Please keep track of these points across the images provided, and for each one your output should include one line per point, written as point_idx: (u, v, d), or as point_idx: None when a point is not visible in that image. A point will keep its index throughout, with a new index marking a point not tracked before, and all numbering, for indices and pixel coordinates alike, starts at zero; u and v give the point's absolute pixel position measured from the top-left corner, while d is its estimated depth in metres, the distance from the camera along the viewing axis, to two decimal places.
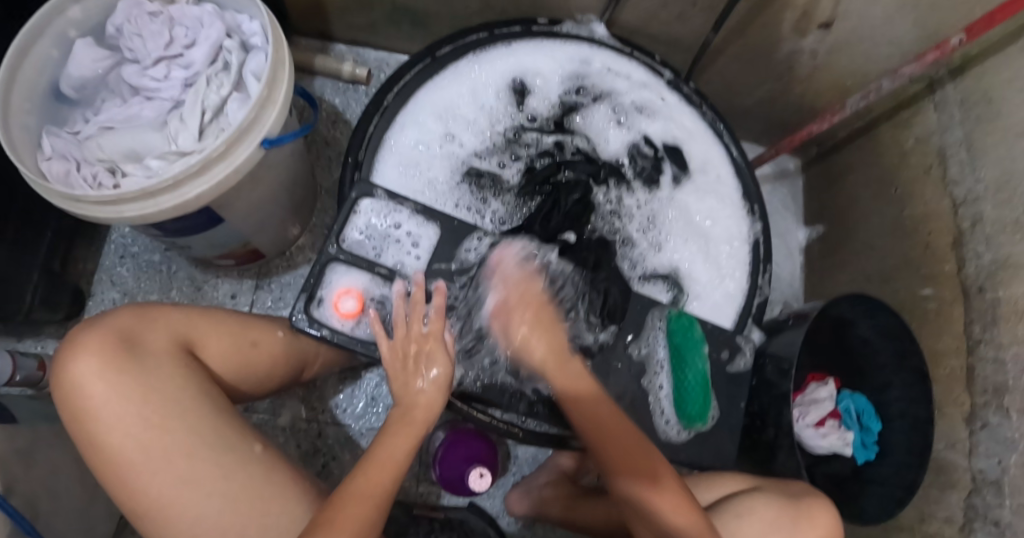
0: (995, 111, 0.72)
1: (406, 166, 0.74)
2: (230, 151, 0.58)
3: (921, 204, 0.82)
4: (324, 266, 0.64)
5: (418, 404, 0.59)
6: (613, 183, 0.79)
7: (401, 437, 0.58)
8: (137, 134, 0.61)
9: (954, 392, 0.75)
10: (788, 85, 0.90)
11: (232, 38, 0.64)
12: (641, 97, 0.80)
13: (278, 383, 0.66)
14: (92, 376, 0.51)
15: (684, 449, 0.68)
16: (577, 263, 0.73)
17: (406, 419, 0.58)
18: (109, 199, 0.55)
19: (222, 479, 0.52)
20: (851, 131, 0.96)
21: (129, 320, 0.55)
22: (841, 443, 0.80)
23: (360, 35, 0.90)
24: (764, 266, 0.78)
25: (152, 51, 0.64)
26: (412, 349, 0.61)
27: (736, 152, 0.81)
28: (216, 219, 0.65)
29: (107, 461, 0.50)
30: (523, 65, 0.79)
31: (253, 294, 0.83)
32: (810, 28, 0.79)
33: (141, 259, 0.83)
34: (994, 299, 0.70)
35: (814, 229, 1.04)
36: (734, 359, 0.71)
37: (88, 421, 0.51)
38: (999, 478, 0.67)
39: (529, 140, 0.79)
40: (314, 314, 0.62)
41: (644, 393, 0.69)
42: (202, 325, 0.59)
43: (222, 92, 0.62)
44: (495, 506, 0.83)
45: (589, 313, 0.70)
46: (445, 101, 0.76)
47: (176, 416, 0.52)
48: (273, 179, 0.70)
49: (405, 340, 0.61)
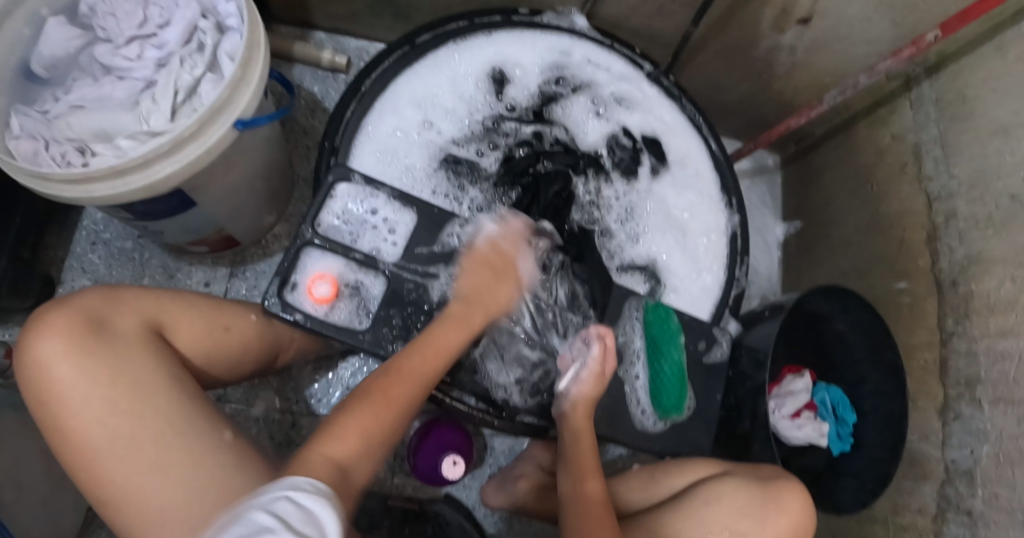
0: (969, 108, 0.73)
1: (382, 152, 0.73)
2: (203, 131, 0.58)
3: (896, 200, 0.83)
4: (299, 250, 0.63)
5: (480, 308, 0.64)
6: (592, 174, 0.79)
7: (454, 331, 0.61)
8: (108, 113, 0.60)
9: (928, 385, 0.76)
10: (768, 81, 0.91)
11: (208, 19, 0.63)
12: (620, 89, 0.80)
13: (253, 368, 0.65)
14: (57, 358, 0.50)
15: (660, 439, 0.68)
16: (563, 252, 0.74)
17: (463, 312, 0.62)
18: (77, 178, 0.55)
19: (190, 466, 0.50)
20: (828, 128, 0.97)
21: (97, 302, 0.54)
22: (816, 434, 0.80)
23: (339, 23, 0.90)
24: (741, 259, 0.79)
25: (124, 30, 0.63)
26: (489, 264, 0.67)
27: (715, 145, 0.80)
28: (188, 202, 0.64)
29: (72, 444, 0.49)
30: (502, 55, 0.79)
31: (227, 282, 0.82)
32: (789, 24, 0.80)
33: (113, 246, 0.81)
34: (967, 293, 0.71)
35: (792, 225, 1.05)
36: (711, 350, 0.71)
37: (52, 405, 0.50)
38: (971, 468, 0.68)
39: (508, 130, 0.78)
40: (287, 299, 0.62)
41: (621, 383, 0.70)
42: (172, 308, 0.58)
43: (195, 72, 0.61)
44: (471, 497, 0.82)
45: (571, 311, 0.71)
46: (425, 89, 0.76)
47: (142, 400, 0.51)
48: (247, 163, 0.68)
49: (494, 253, 0.68)
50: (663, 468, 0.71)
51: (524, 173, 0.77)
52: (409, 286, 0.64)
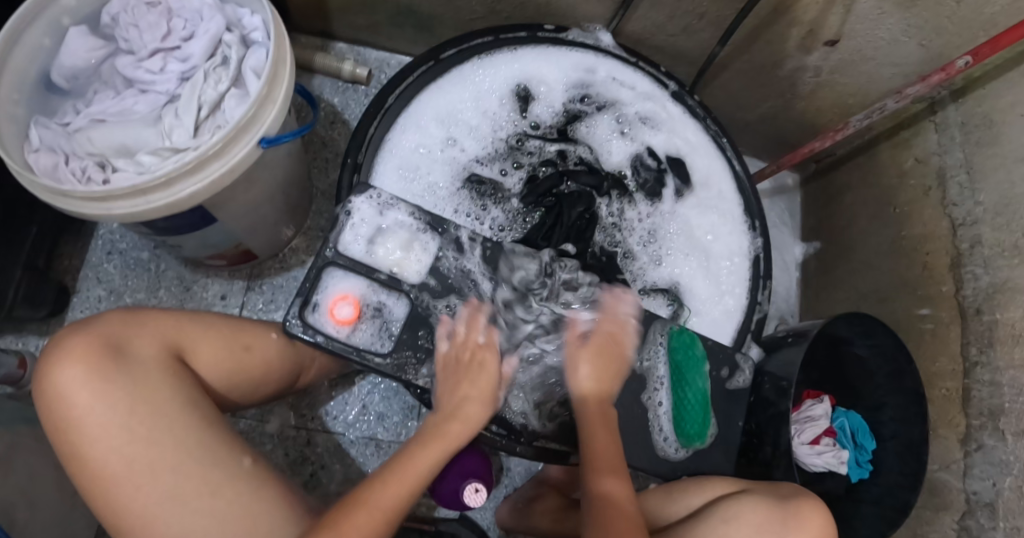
0: (996, 134, 0.72)
1: (405, 169, 0.72)
2: (227, 149, 0.56)
3: (919, 225, 0.82)
4: (321, 270, 0.62)
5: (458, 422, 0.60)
6: (616, 195, 0.79)
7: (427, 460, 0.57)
8: (130, 129, 0.59)
9: (950, 413, 0.75)
10: (791, 101, 0.90)
11: (233, 32, 0.62)
12: (645, 108, 0.80)
13: (274, 389, 0.64)
14: (75, 384, 0.49)
15: (681, 466, 0.68)
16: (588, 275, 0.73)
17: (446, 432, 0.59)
18: (99, 195, 0.53)
19: (212, 494, 0.49)
20: (850, 149, 0.96)
21: (116, 325, 0.53)
22: (836, 462, 0.79)
23: (360, 34, 0.89)
24: (765, 282, 0.77)
25: (148, 43, 0.62)
26: (607, 341, 0.66)
27: (739, 166, 0.80)
28: (208, 218, 0.63)
29: (90, 472, 0.48)
30: (528, 71, 0.78)
31: (243, 296, 0.81)
32: (816, 45, 0.79)
33: (129, 256, 0.80)
34: (991, 322, 0.70)
35: (810, 245, 1.04)
36: (733, 376, 0.70)
37: (70, 432, 0.49)
38: (993, 500, 0.68)
39: (532, 148, 0.78)
40: (309, 320, 0.61)
41: (644, 410, 0.68)
42: (192, 330, 0.57)
43: (219, 88, 0.60)
44: (485, 519, 0.82)
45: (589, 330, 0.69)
46: (450, 106, 0.75)
47: (163, 427, 0.50)
48: (269, 178, 0.67)
49: (465, 349, 0.63)
50: (676, 487, 0.68)
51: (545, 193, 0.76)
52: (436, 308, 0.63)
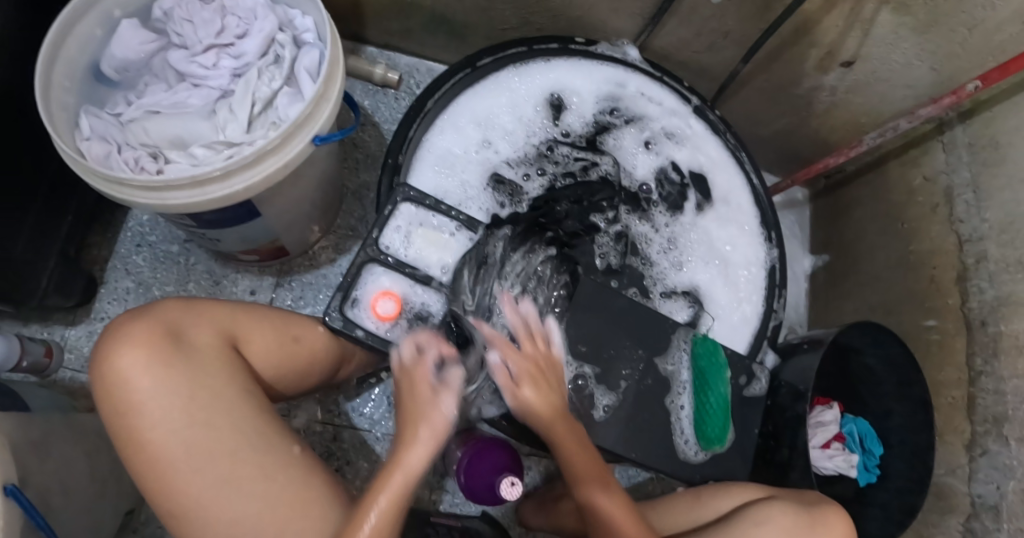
0: (1002, 156, 0.76)
1: (441, 166, 0.74)
2: (284, 144, 0.57)
3: (927, 239, 0.86)
4: (362, 267, 0.64)
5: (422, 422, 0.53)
6: (627, 211, 0.80)
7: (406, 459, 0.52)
8: (184, 121, 0.60)
9: (955, 420, 0.79)
10: (806, 118, 0.93)
11: (285, 32, 0.63)
12: (671, 123, 0.83)
13: (318, 380, 0.64)
14: (136, 369, 0.49)
15: (700, 469, 0.71)
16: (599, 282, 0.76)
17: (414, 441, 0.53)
18: (157, 185, 0.55)
19: (266, 481, 0.50)
20: (858, 166, 1.00)
21: (174, 313, 0.53)
22: (846, 465, 0.82)
23: (391, 38, 0.91)
24: (779, 291, 0.81)
25: (201, 38, 0.63)
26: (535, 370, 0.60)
27: (757, 180, 0.83)
28: (253, 212, 0.64)
29: (147, 457, 0.49)
30: (561, 82, 0.80)
31: (273, 292, 0.81)
32: (833, 66, 0.83)
33: (158, 249, 0.80)
34: (996, 333, 0.74)
35: (819, 258, 1.08)
36: (751, 384, 0.74)
37: (129, 416, 0.49)
38: (997, 503, 0.71)
39: (559, 156, 0.79)
40: (348, 315, 0.62)
41: (667, 413, 0.70)
42: (245, 319, 0.57)
43: (273, 85, 0.61)
44: (506, 516, 0.83)
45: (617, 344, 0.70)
46: (486, 110, 0.77)
47: (221, 415, 0.51)
48: (311, 175, 0.68)
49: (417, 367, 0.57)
50: (706, 491, 0.71)
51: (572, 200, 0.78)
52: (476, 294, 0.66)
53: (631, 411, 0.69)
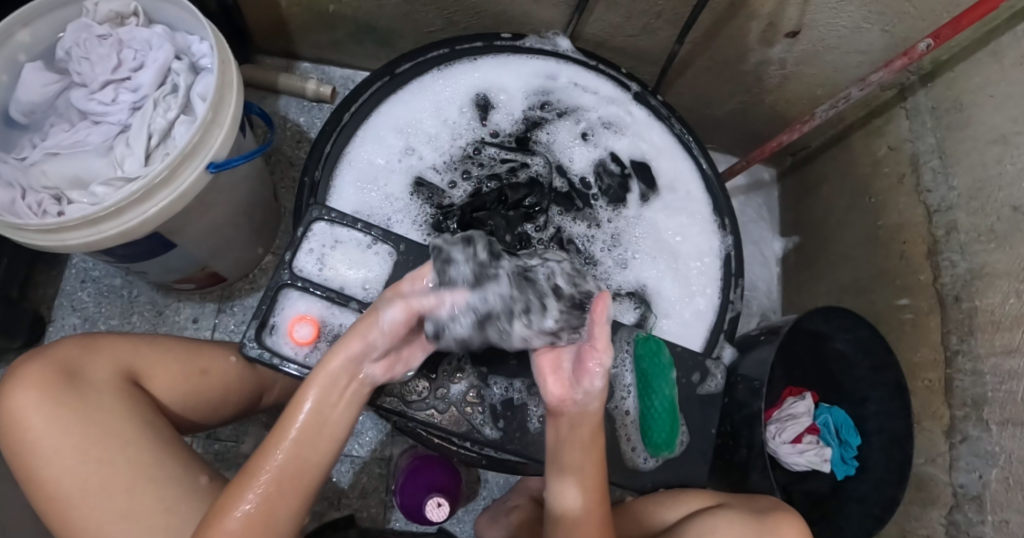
0: (967, 117, 0.70)
1: (363, 181, 0.72)
2: (175, 174, 0.57)
3: (894, 213, 0.80)
4: (277, 291, 0.62)
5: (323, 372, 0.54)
6: (562, 210, 0.77)
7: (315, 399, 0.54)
8: (83, 160, 0.60)
9: (933, 405, 0.73)
10: (758, 95, 0.89)
11: (182, 59, 0.63)
12: (608, 112, 0.79)
13: (237, 408, 0.64)
14: (30, 410, 0.51)
15: (651, 476, 0.66)
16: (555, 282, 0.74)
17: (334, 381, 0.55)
18: (52, 227, 0.54)
19: (163, 512, 0.51)
20: (824, 139, 0.95)
21: (73, 351, 0.54)
22: (819, 459, 0.78)
23: (323, 53, 0.90)
24: (736, 280, 0.76)
25: (99, 75, 0.63)
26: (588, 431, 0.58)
27: (707, 165, 0.79)
28: (167, 243, 0.64)
29: (46, 495, 0.50)
30: (488, 81, 0.78)
31: (215, 318, 0.82)
32: (777, 37, 0.78)
33: (102, 284, 0.82)
34: (970, 309, 0.68)
35: (790, 239, 1.03)
36: (705, 381, 0.67)
37: (27, 456, 0.51)
38: (980, 493, 0.65)
39: (487, 157, 0.77)
40: (266, 343, 0.60)
41: (612, 419, 0.68)
42: (150, 354, 0.58)
43: (169, 115, 0.60)
44: (465, 531, 0.82)
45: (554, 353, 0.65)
46: (409, 116, 0.75)
47: (115, 450, 0.51)
48: (228, 199, 0.68)
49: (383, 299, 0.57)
50: (653, 499, 0.68)
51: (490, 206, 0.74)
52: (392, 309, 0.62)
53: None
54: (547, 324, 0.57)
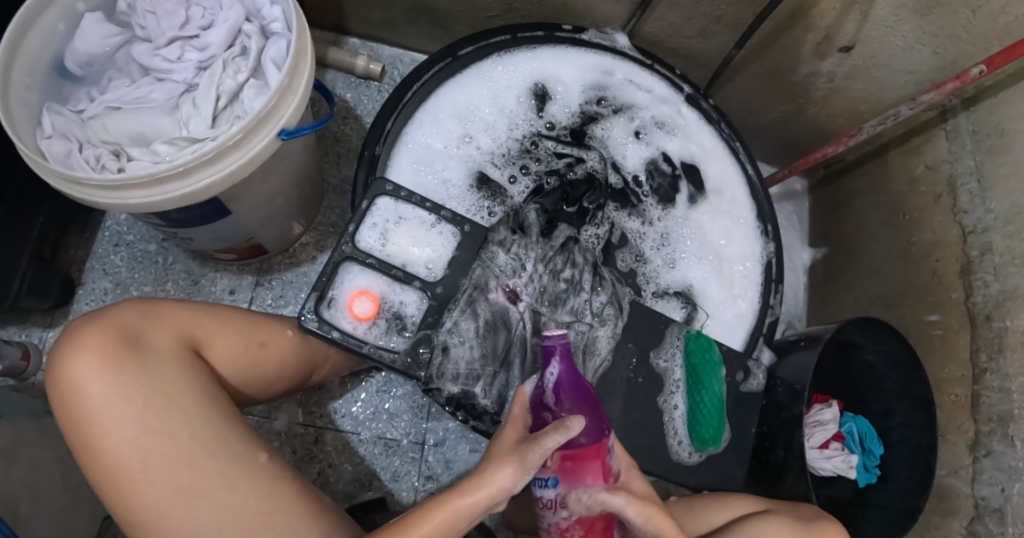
0: (1009, 142, 0.72)
1: (420, 164, 0.72)
2: (246, 140, 0.55)
3: (929, 231, 0.82)
4: (338, 264, 0.62)
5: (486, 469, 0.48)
6: (616, 207, 0.77)
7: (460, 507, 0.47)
8: (147, 117, 0.59)
9: (958, 419, 0.75)
10: (802, 106, 0.90)
11: (252, 22, 0.61)
12: (661, 112, 0.79)
13: (288, 382, 0.65)
14: (90, 374, 0.49)
15: (694, 471, 0.67)
16: (614, 275, 0.74)
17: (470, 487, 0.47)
18: (113, 184, 0.52)
19: (225, 490, 0.49)
20: (859, 155, 0.97)
21: (133, 317, 0.53)
22: (845, 466, 0.80)
23: (375, 30, 0.89)
24: (776, 286, 0.77)
25: (165, 31, 0.61)
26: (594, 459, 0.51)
27: (752, 171, 0.79)
28: (223, 211, 0.62)
29: (103, 464, 0.48)
30: (547, 72, 0.78)
31: (252, 291, 0.81)
32: (830, 51, 0.79)
33: (135, 248, 0.80)
34: (1001, 329, 0.70)
35: (819, 251, 1.06)
36: (748, 380, 0.70)
37: (84, 423, 0.48)
38: (1001, 506, 0.68)
39: (545, 150, 0.77)
40: (324, 315, 0.60)
41: (660, 413, 0.67)
42: (208, 324, 0.57)
43: (239, 78, 0.59)
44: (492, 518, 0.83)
45: (612, 331, 0.68)
46: (467, 101, 0.74)
47: (178, 420, 0.50)
48: (286, 171, 0.67)
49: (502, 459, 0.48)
50: (699, 502, 0.67)
51: (556, 205, 0.74)
52: (467, 284, 0.64)
53: (606, 392, 0.66)
54: (581, 328, 0.67)
